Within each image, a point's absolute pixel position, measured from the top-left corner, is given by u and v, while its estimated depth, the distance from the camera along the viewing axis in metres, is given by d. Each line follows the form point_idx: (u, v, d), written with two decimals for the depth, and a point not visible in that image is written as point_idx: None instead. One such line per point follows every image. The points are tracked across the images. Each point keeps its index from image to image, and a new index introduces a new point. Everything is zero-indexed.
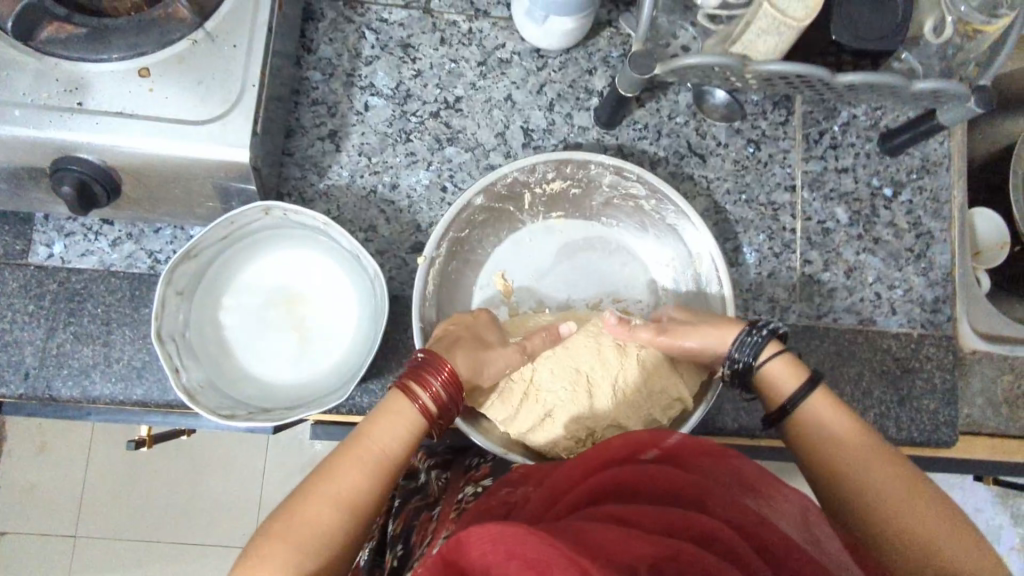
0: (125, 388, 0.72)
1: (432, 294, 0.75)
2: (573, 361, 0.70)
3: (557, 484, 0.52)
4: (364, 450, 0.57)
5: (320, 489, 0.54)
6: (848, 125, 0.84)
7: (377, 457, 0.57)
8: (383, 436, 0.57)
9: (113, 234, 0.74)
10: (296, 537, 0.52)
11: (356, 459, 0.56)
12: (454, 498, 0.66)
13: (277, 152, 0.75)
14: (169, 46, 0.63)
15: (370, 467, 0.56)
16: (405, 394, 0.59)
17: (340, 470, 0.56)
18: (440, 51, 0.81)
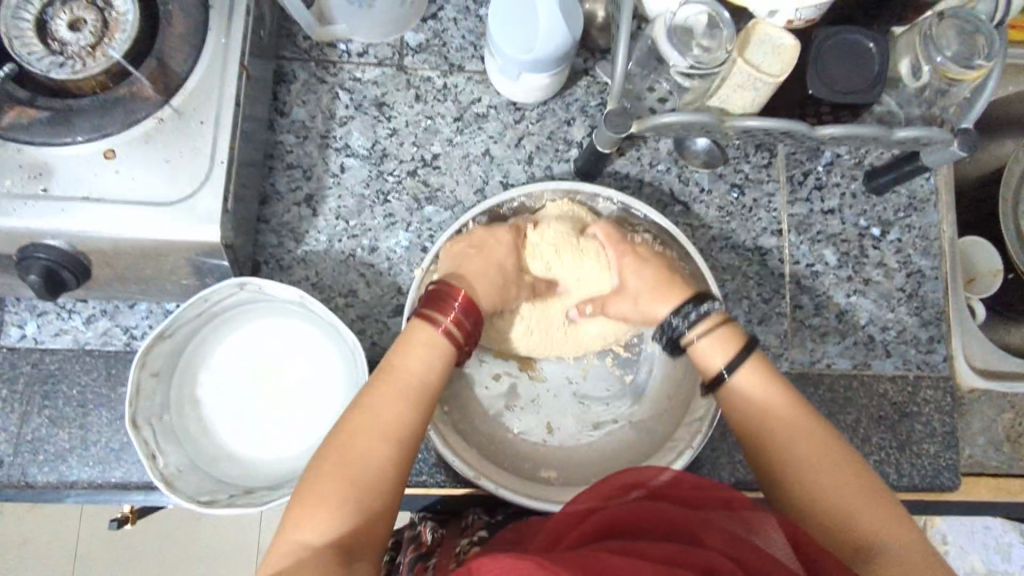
0: (103, 472, 0.70)
1: None
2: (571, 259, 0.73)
3: (556, 527, 0.56)
4: (394, 386, 0.58)
5: (358, 443, 0.55)
6: (832, 165, 0.83)
7: (413, 385, 0.58)
8: (415, 365, 0.59)
9: (88, 311, 0.72)
10: (347, 480, 0.53)
11: (394, 393, 0.58)
12: (451, 551, 0.67)
13: (251, 221, 0.73)
14: (135, 126, 0.62)
15: (407, 399, 0.58)
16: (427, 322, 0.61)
17: (378, 405, 0.57)
18: (416, 109, 0.80)
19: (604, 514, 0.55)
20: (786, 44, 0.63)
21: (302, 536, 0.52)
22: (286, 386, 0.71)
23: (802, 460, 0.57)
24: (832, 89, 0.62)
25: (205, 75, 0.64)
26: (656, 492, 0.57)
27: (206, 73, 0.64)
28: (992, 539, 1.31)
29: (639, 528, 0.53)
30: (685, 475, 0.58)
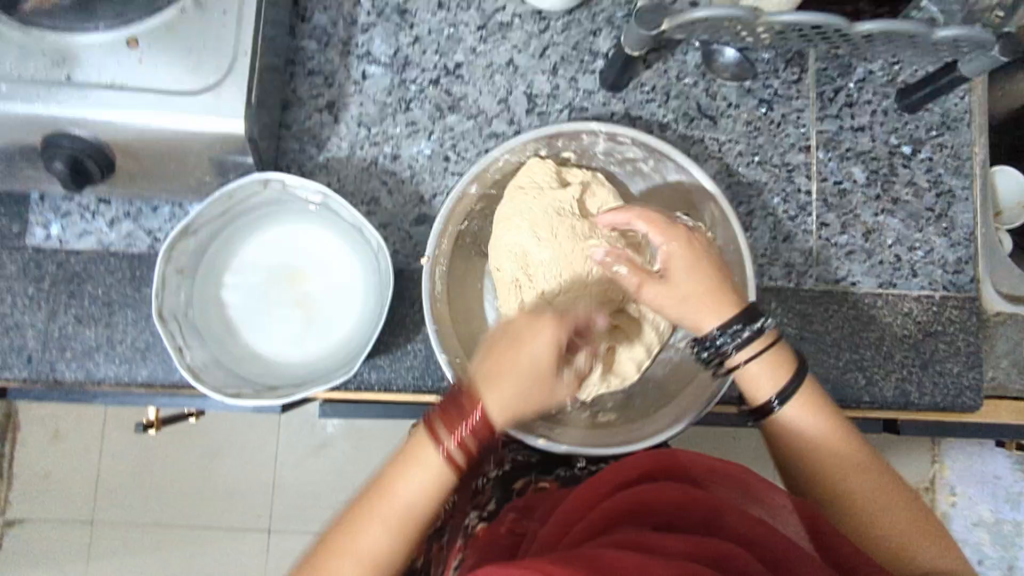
0: (130, 370, 0.71)
1: (448, 255, 0.73)
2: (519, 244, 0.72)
3: (565, 514, 0.55)
4: (414, 474, 0.54)
5: (367, 528, 0.53)
6: (864, 82, 0.81)
7: (425, 482, 0.54)
8: (422, 469, 0.54)
9: (111, 214, 0.72)
10: (352, 558, 0.52)
11: (407, 477, 0.54)
12: (461, 527, 0.67)
13: (272, 124, 0.72)
14: (157, 15, 0.61)
15: (421, 497, 0.54)
16: (430, 435, 0.54)
17: (396, 492, 0.54)
18: (439, 16, 0.78)
19: (612, 502, 0.54)
20: None
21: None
22: (307, 291, 0.71)
23: (826, 462, 0.59)
24: None
25: None
26: (659, 467, 0.57)
27: None
28: (1003, 488, 1.31)
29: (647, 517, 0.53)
30: (690, 453, 0.58)
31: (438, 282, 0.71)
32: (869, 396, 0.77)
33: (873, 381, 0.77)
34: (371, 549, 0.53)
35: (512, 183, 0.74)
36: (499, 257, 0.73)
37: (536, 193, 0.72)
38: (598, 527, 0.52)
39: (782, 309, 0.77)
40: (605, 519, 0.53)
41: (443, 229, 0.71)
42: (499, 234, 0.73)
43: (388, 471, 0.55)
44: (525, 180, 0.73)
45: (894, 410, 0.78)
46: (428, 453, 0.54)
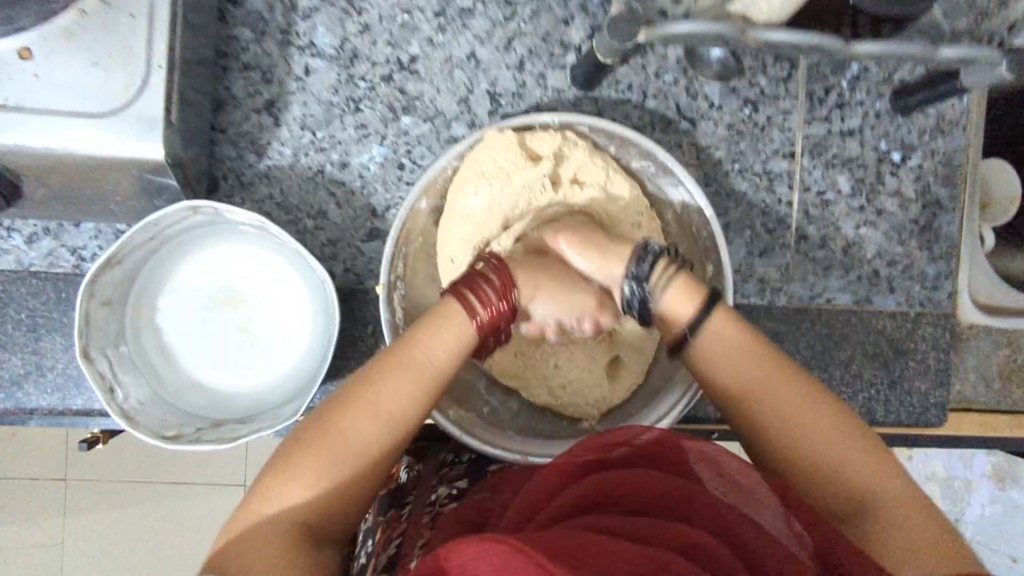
0: (63, 399, 0.67)
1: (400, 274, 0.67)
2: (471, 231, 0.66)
3: (536, 496, 0.52)
4: (411, 366, 0.56)
5: (348, 416, 0.53)
6: (858, 80, 0.75)
7: (423, 367, 0.56)
8: (435, 348, 0.57)
9: (29, 230, 0.66)
10: (330, 450, 0.52)
11: (405, 369, 0.55)
12: (426, 497, 0.64)
13: (204, 129, 0.65)
14: (52, 19, 0.53)
15: (417, 382, 0.56)
16: (460, 300, 0.59)
17: (385, 380, 0.55)
18: (391, 0, 0.69)
19: (588, 485, 0.49)
20: None
21: (268, 510, 0.51)
22: (251, 317, 0.66)
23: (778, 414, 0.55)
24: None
25: None
26: (652, 454, 0.51)
27: None
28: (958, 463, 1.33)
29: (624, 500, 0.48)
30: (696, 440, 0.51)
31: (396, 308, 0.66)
32: None
33: (840, 399, 0.76)
34: (366, 415, 0.53)
35: (472, 161, 0.64)
36: (453, 241, 0.67)
37: (502, 181, 0.64)
38: (567, 513, 0.48)
39: (753, 327, 0.75)
40: (575, 505, 0.49)
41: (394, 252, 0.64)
42: (454, 225, 0.66)
43: (380, 364, 0.56)
44: (488, 165, 0.63)
45: None
46: (461, 314, 0.58)
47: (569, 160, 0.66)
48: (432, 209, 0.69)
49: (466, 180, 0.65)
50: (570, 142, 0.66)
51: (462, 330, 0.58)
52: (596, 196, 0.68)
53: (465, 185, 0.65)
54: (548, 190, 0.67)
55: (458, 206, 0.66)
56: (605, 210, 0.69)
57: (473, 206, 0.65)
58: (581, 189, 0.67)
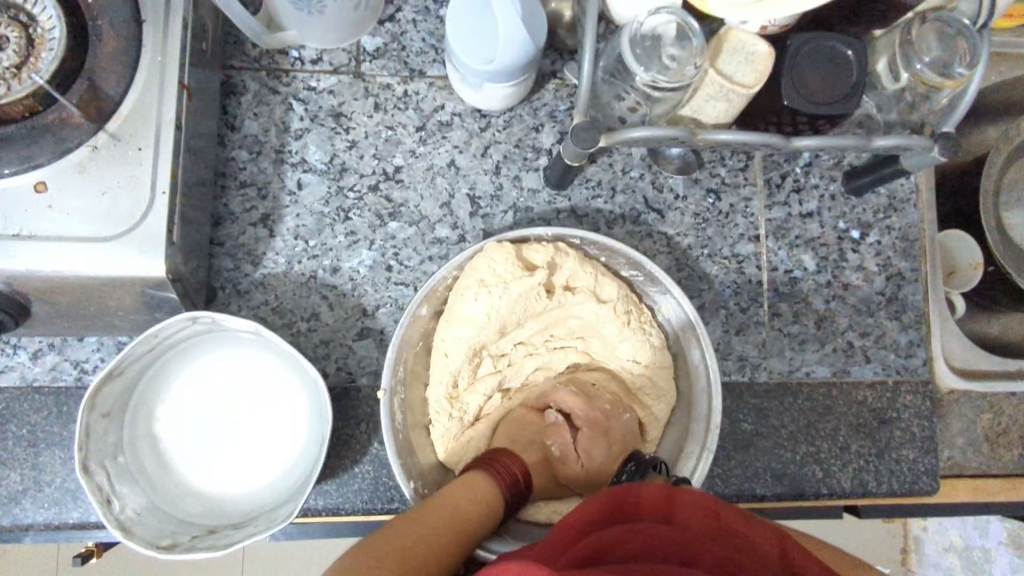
0: (60, 513, 0.67)
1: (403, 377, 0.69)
2: (462, 330, 0.70)
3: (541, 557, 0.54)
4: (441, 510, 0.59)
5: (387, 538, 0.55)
6: (811, 166, 0.81)
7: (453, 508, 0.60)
8: (461, 496, 0.62)
9: (34, 345, 0.68)
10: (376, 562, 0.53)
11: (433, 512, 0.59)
12: None
13: (202, 244, 0.69)
14: (66, 156, 0.58)
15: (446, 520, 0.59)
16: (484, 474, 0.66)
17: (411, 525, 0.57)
18: (375, 119, 0.76)
19: (586, 541, 0.53)
20: (759, 52, 0.59)
21: None
22: (247, 423, 0.68)
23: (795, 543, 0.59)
24: (808, 99, 0.59)
25: (141, 93, 0.60)
26: (637, 512, 0.56)
27: (141, 92, 0.60)
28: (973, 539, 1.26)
29: (627, 549, 0.51)
30: (684, 493, 0.56)
31: (398, 412, 0.67)
32: (827, 489, 0.76)
33: (831, 472, 0.76)
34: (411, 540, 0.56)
35: (473, 270, 0.68)
36: (450, 339, 0.70)
37: (500, 291, 0.68)
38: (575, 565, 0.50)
39: (738, 404, 0.76)
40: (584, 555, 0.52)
41: (397, 357, 0.67)
42: (452, 327, 0.69)
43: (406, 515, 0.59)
44: (487, 274, 0.67)
45: (853, 500, 0.77)
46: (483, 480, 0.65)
47: (562, 268, 0.70)
48: (430, 315, 0.71)
49: (466, 288, 0.68)
50: (563, 250, 0.70)
51: (487, 491, 0.64)
52: (584, 300, 0.72)
53: (467, 290, 0.68)
54: (543, 297, 0.71)
55: (457, 308, 0.69)
56: (594, 310, 0.72)
57: (470, 311, 0.69)
58: (574, 293, 0.72)
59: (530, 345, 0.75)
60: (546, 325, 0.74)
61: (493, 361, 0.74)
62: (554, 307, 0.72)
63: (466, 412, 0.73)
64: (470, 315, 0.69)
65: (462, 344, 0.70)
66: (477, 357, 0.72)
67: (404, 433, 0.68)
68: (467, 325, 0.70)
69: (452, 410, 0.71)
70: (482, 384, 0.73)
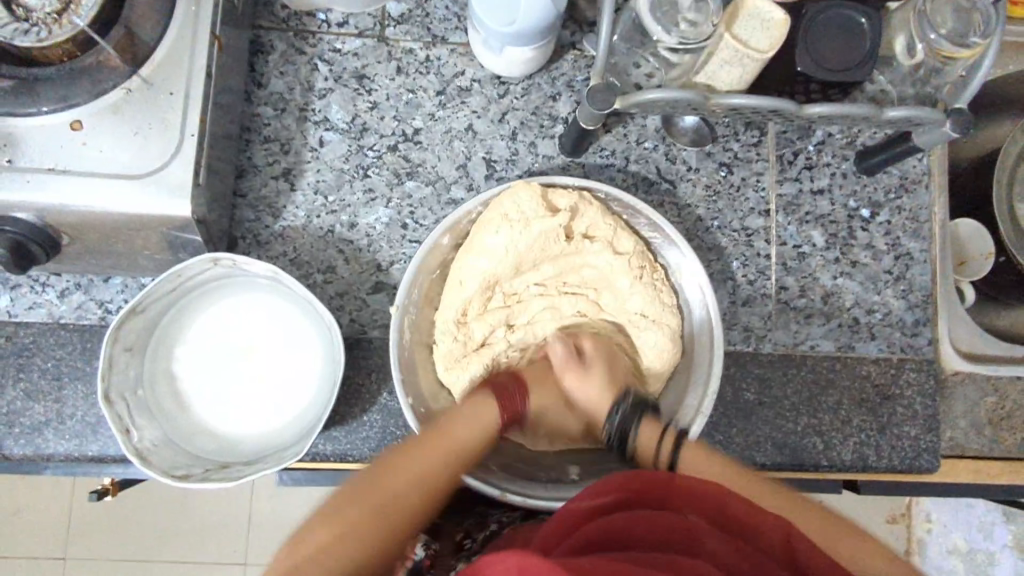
0: (80, 445, 0.70)
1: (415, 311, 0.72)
2: (479, 259, 0.71)
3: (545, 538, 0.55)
4: (444, 445, 0.63)
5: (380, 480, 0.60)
6: (823, 144, 0.81)
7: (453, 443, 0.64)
8: (465, 428, 0.65)
9: (62, 285, 0.71)
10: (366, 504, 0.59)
11: (436, 446, 0.63)
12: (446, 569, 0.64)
13: (226, 194, 0.72)
14: (102, 96, 0.61)
15: (444, 456, 0.63)
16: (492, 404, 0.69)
17: (411, 457, 0.62)
18: (397, 81, 0.78)
19: (595, 525, 0.55)
20: (775, 19, 0.61)
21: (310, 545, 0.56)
22: (262, 364, 0.70)
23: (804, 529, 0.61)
24: (821, 66, 0.60)
25: (175, 41, 0.62)
26: (646, 497, 0.57)
27: (176, 39, 0.62)
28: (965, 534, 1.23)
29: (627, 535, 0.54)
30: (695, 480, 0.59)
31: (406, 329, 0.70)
32: (827, 462, 0.77)
33: (832, 444, 0.77)
34: (402, 489, 0.60)
35: (497, 204, 0.70)
36: (467, 268, 0.71)
37: (521, 229, 0.69)
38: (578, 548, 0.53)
39: (741, 374, 0.77)
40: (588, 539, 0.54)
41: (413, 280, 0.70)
42: (470, 257, 0.71)
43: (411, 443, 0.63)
44: (510, 208, 0.69)
45: (852, 473, 0.78)
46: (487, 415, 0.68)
47: (583, 217, 0.71)
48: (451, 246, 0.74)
49: (488, 221, 0.70)
50: (587, 200, 0.71)
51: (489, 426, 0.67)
52: (602, 252, 0.73)
53: (491, 222, 0.70)
54: (561, 242, 0.72)
55: (478, 241, 0.70)
56: (609, 263, 0.74)
57: (491, 243, 0.70)
58: (592, 243, 0.73)
59: (544, 287, 0.76)
60: (560, 270, 0.75)
61: (504, 297, 0.75)
62: (571, 253, 0.74)
63: (470, 338, 0.73)
64: (490, 246, 0.70)
65: (477, 270, 0.71)
66: (489, 290, 0.74)
67: (408, 349, 0.71)
68: (485, 255, 0.70)
69: (456, 334, 0.72)
70: (492, 316, 0.74)
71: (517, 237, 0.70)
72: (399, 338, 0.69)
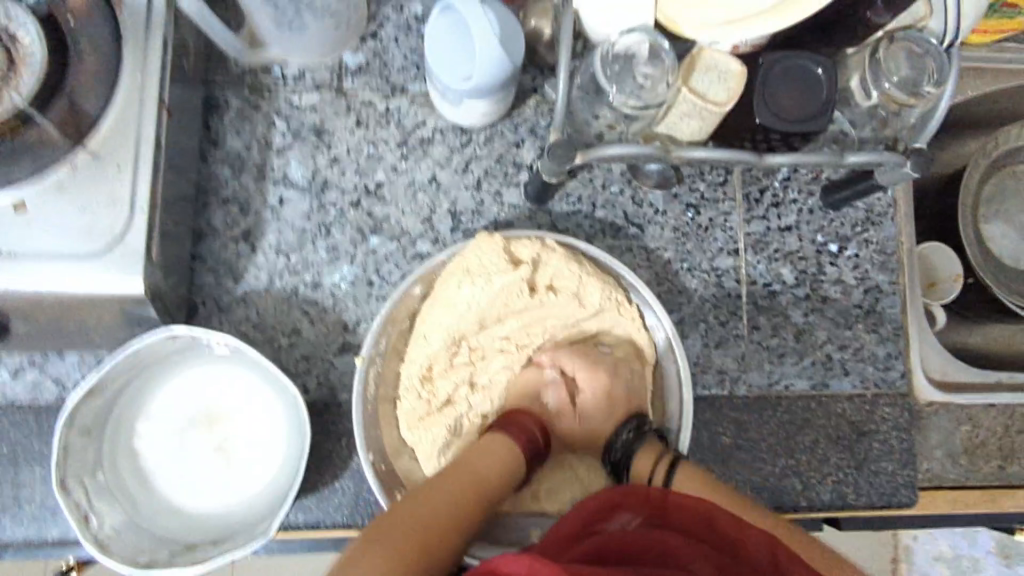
0: (39, 529, 0.67)
1: (375, 373, 0.69)
2: (442, 314, 0.69)
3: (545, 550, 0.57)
4: (467, 480, 0.61)
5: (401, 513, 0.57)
6: (789, 181, 0.81)
7: (479, 487, 0.62)
8: (484, 465, 0.63)
9: (15, 362, 0.68)
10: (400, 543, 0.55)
11: (457, 479, 0.61)
12: None
13: (183, 260, 0.70)
14: (46, 174, 0.59)
15: (472, 496, 0.61)
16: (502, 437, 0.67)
17: (437, 491, 0.60)
18: (357, 135, 0.76)
19: (592, 541, 0.57)
20: (732, 70, 0.60)
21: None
22: (227, 435, 0.68)
23: None
24: (780, 117, 0.60)
25: (121, 112, 0.61)
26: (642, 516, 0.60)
27: (123, 111, 0.61)
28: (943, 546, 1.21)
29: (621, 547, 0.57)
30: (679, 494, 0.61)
31: (370, 380, 0.68)
32: (807, 502, 0.77)
33: (810, 484, 0.77)
34: (422, 520, 0.57)
35: (460, 258, 0.68)
36: (432, 323, 0.69)
37: (483, 282, 0.67)
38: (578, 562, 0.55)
39: (717, 417, 0.77)
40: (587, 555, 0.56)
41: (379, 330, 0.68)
42: (437, 311, 0.69)
43: (424, 487, 0.60)
44: (474, 263, 0.67)
45: (832, 511, 0.77)
46: (499, 445, 0.66)
47: (545, 268, 0.69)
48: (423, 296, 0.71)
49: (451, 276, 0.68)
50: (549, 248, 0.69)
51: (508, 455, 0.65)
52: (567, 301, 0.71)
53: (457, 277, 0.68)
54: (524, 295, 0.70)
55: (443, 294, 0.68)
56: (575, 312, 0.72)
57: (454, 297, 0.68)
58: (556, 295, 0.71)
59: (509, 345, 0.73)
60: (526, 324, 0.73)
61: (470, 353, 0.72)
62: (535, 306, 0.71)
63: (435, 397, 0.70)
64: (456, 300, 0.68)
65: (442, 326, 0.69)
66: (455, 346, 0.71)
67: (372, 403, 0.69)
68: (448, 308, 0.69)
69: (421, 391, 0.70)
70: (458, 372, 0.71)
71: (476, 287, 0.68)
72: (364, 391, 0.67)
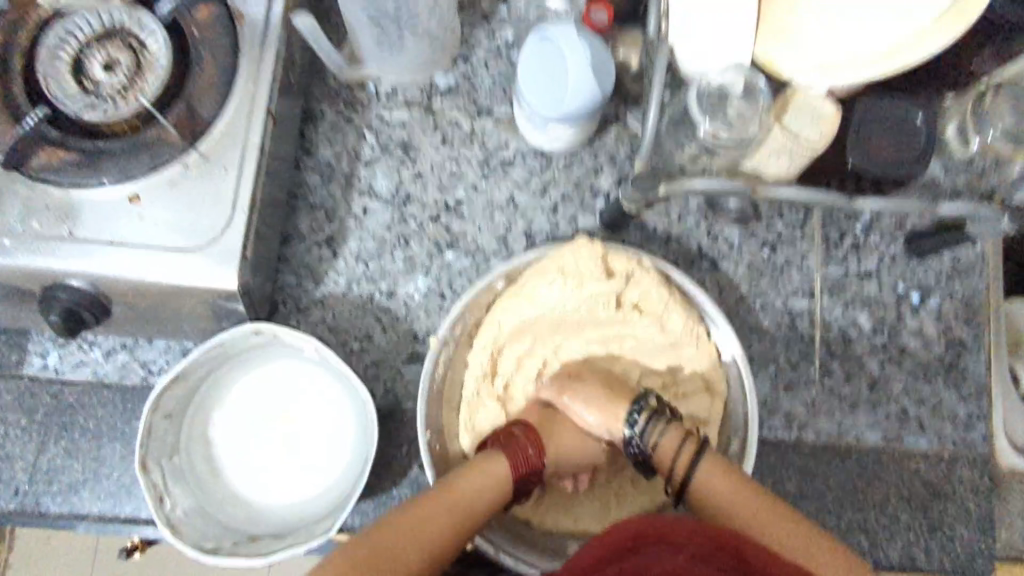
0: (113, 505, 0.70)
1: (443, 364, 0.69)
2: (522, 307, 0.69)
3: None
4: (456, 499, 0.60)
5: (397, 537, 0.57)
6: (871, 226, 0.80)
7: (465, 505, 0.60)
8: (474, 488, 0.61)
9: (107, 344, 0.73)
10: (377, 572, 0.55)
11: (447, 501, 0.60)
12: None
13: (271, 260, 0.73)
14: (160, 171, 0.63)
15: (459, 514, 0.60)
16: (502, 458, 0.63)
17: (424, 514, 0.59)
18: (441, 152, 0.79)
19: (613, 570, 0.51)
20: (826, 113, 0.61)
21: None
22: (294, 432, 0.71)
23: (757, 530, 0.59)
24: (873, 160, 0.60)
25: (232, 118, 0.65)
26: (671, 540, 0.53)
27: (232, 118, 0.64)
28: None
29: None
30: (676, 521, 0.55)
31: (443, 357, 0.69)
32: (873, 561, 0.73)
33: (878, 541, 0.74)
34: (438, 528, 0.58)
35: (556, 256, 0.68)
36: (510, 314, 0.70)
37: (574, 285, 0.67)
38: None
39: (782, 462, 0.75)
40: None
41: (461, 311, 0.69)
42: (516, 303, 0.69)
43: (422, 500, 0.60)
44: (569, 265, 0.67)
45: (899, 572, 0.74)
46: (495, 466, 0.63)
47: (638, 286, 0.68)
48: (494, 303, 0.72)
49: (544, 271, 0.68)
50: (643, 267, 0.68)
51: (499, 476, 0.63)
52: (650, 326, 0.70)
53: (551, 275, 0.68)
54: (609, 308, 0.69)
55: (529, 290, 0.69)
56: (655, 338, 0.71)
57: (538, 294, 0.68)
58: (640, 316, 0.70)
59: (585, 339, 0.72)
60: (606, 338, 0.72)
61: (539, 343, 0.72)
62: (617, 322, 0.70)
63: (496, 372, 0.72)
64: (540, 297, 0.68)
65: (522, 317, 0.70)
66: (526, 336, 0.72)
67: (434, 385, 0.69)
68: (532, 300, 0.69)
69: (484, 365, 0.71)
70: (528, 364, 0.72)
71: (559, 284, 0.68)
72: (433, 367, 0.68)
